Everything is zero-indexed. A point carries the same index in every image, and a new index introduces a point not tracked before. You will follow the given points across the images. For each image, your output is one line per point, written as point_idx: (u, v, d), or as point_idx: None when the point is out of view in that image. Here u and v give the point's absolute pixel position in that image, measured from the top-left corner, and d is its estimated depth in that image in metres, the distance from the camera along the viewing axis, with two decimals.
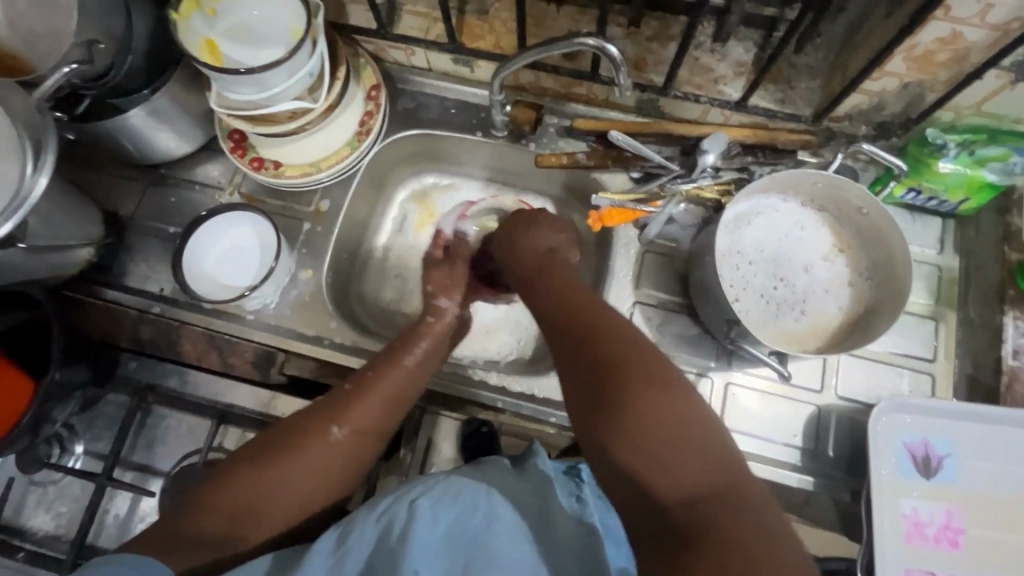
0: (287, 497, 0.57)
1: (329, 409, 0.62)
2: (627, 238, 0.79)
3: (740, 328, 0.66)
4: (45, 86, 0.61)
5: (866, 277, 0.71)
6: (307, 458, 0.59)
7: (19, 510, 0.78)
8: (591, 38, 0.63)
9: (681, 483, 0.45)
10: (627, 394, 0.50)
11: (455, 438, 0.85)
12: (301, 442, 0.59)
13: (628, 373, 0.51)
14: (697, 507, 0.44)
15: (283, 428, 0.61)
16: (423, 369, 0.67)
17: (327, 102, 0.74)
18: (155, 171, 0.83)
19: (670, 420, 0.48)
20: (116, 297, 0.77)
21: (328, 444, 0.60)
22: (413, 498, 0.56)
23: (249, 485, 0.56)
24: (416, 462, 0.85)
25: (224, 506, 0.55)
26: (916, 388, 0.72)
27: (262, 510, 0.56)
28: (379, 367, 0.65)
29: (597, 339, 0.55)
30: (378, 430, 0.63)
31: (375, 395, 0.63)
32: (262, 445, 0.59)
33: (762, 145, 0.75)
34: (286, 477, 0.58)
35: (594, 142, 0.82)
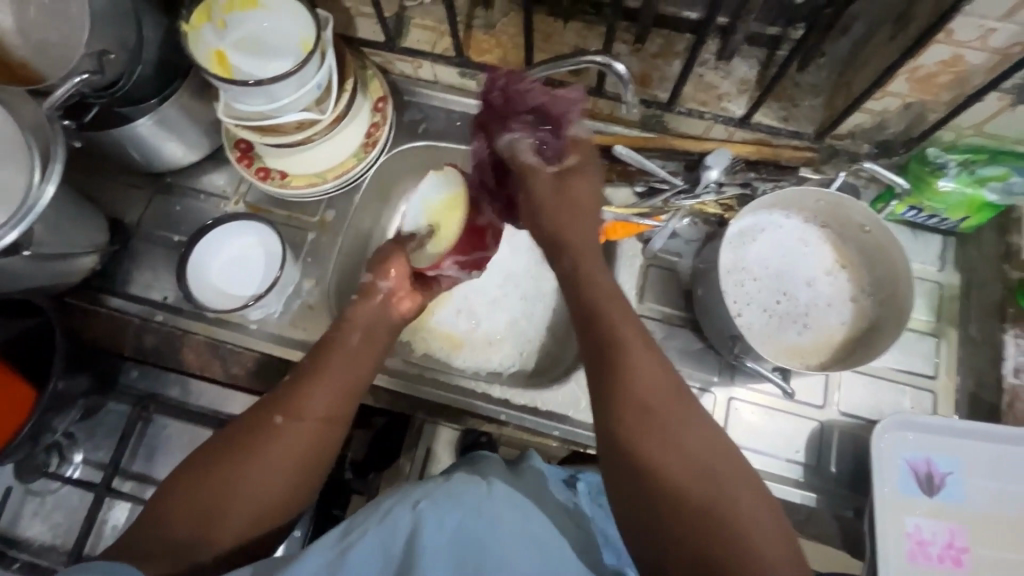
0: (247, 494, 0.54)
1: (275, 401, 0.60)
2: (630, 252, 0.79)
3: (744, 343, 0.66)
4: (55, 96, 0.61)
5: (868, 293, 0.72)
6: (257, 451, 0.56)
7: (16, 519, 0.77)
8: (600, 55, 0.64)
9: (680, 457, 0.47)
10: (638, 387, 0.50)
11: (455, 447, 0.85)
12: (250, 437, 0.57)
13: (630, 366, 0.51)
14: (688, 490, 0.46)
15: (230, 429, 0.59)
16: (364, 351, 0.67)
17: (335, 113, 0.75)
18: (161, 179, 0.83)
19: (665, 409, 0.49)
20: (120, 305, 0.78)
21: (278, 432, 0.58)
22: (414, 501, 0.55)
23: (203, 487, 0.54)
24: (415, 471, 0.85)
25: (181, 514, 0.53)
26: (918, 405, 0.73)
27: (220, 512, 0.53)
28: (321, 355, 0.65)
29: (607, 332, 0.53)
30: (331, 413, 0.61)
31: (319, 380, 0.62)
32: (211, 449, 0.57)
33: (765, 162, 0.76)
34: (239, 474, 0.55)
35: (599, 156, 0.83)
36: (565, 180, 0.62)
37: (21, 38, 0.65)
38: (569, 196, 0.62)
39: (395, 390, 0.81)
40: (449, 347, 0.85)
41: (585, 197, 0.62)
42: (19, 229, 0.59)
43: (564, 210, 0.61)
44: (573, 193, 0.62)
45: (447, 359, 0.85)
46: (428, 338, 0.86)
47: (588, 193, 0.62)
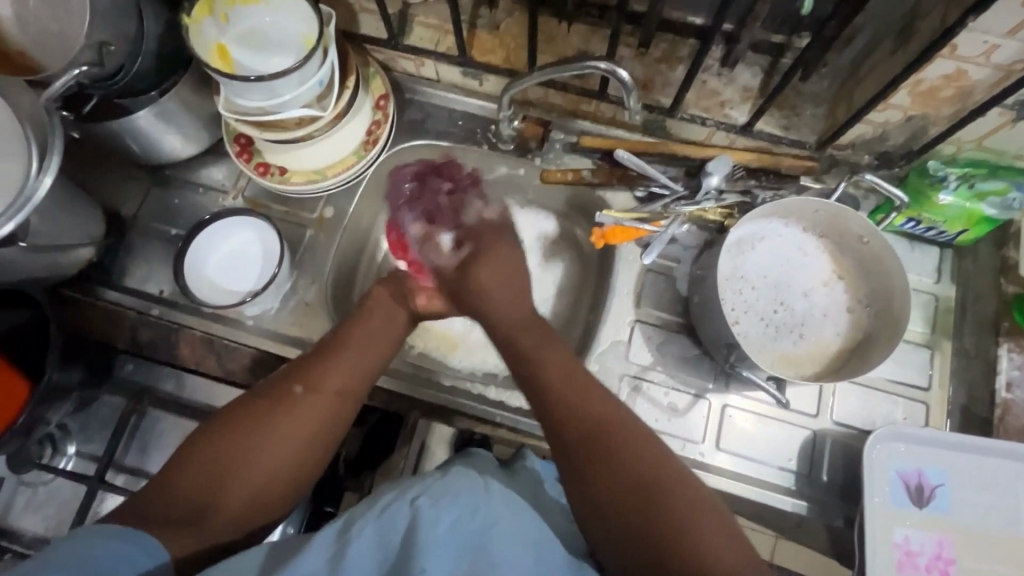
0: (257, 463, 0.55)
1: (293, 375, 0.61)
2: (628, 256, 0.80)
3: (739, 352, 0.66)
4: (54, 87, 0.60)
5: (865, 304, 0.72)
6: (272, 423, 0.57)
7: (7, 511, 0.76)
8: (603, 62, 0.64)
9: (635, 480, 0.53)
10: (590, 427, 0.56)
11: (449, 444, 0.84)
12: (267, 408, 0.58)
13: (590, 403, 0.58)
14: (636, 493, 0.52)
15: (245, 400, 0.60)
16: (387, 332, 0.68)
17: (336, 110, 0.74)
18: (159, 171, 0.83)
19: (610, 435, 0.56)
20: (116, 298, 0.78)
21: (295, 406, 0.59)
22: (413, 497, 0.55)
23: (216, 453, 0.55)
24: (409, 467, 0.83)
25: (195, 479, 0.54)
26: (910, 416, 0.73)
27: (232, 479, 0.54)
28: (341, 333, 0.66)
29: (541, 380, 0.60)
30: (346, 392, 0.62)
31: (338, 358, 0.63)
32: (228, 418, 0.58)
33: (765, 170, 0.76)
34: (253, 443, 0.56)
35: (600, 160, 0.82)
36: (486, 247, 0.70)
37: (20, 27, 0.64)
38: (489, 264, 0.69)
39: (391, 389, 0.81)
40: (445, 348, 0.86)
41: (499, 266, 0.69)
42: (16, 221, 0.59)
43: (501, 274, 0.68)
44: (493, 257, 0.69)
45: (443, 360, 0.85)
46: (426, 336, 0.86)
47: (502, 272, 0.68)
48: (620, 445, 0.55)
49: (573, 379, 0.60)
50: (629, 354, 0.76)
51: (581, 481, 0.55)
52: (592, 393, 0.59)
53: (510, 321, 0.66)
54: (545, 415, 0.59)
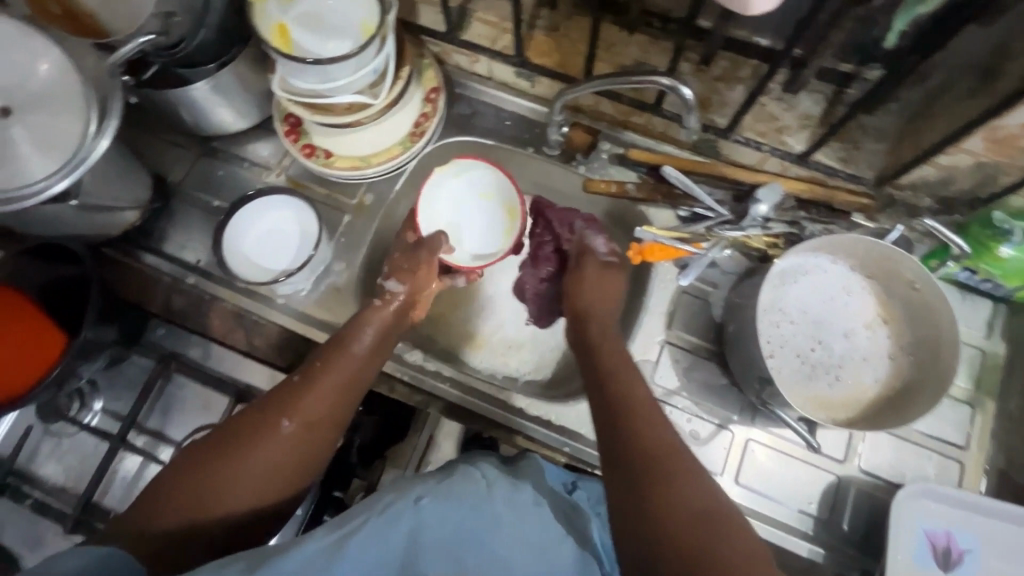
0: (243, 491, 0.56)
1: (280, 400, 0.62)
2: (664, 275, 0.78)
3: (773, 389, 0.64)
4: (120, 53, 0.61)
5: (908, 352, 0.69)
6: (255, 450, 0.58)
7: (30, 459, 0.77)
8: (666, 78, 0.62)
9: (689, 499, 0.51)
10: (650, 463, 0.54)
11: (458, 439, 0.82)
12: (250, 435, 0.58)
13: (652, 434, 0.56)
14: (693, 509, 0.50)
15: (231, 424, 0.60)
16: (372, 358, 0.68)
17: (388, 99, 0.74)
18: (208, 142, 0.84)
19: (669, 451, 0.55)
20: (154, 263, 0.80)
21: (281, 435, 0.59)
22: (417, 496, 0.56)
23: (199, 481, 0.55)
24: (412, 461, 0.80)
25: (175, 505, 0.54)
26: (942, 473, 0.70)
27: (212, 508, 0.54)
28: (325, 357, 0.66)
29: (614, 388, 0.61)
30: (331, 420, 0.63)
31: (325, 387, 0.63)
32: (209, 444, 0.58)
33: (816, 202, 0.73)
34: (238, 471, 0.56)
35: (645, 174, 0.80)
36: (607, 270, 0.74)
37: None
38: (601, 288, 0.73)
39: (415, 382, 0.81)
40: (467, 345, 0.85)
41: (603, 292, 0.73)
42: (69, 179, 0.61)
43: (605, 296, 0.73)
44: (608, 280, 0.74)
45: (464, 357, 0.85)
46: (450, 334, 0.86)
47: (611, 285, 0.74)
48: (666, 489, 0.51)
49: (648, 406, 0.60)
50: (656, 375, 0.75)
51: (630, 492, 0.53)
52: (659, 427, 0.57)
53: (608, 344, 0.68)
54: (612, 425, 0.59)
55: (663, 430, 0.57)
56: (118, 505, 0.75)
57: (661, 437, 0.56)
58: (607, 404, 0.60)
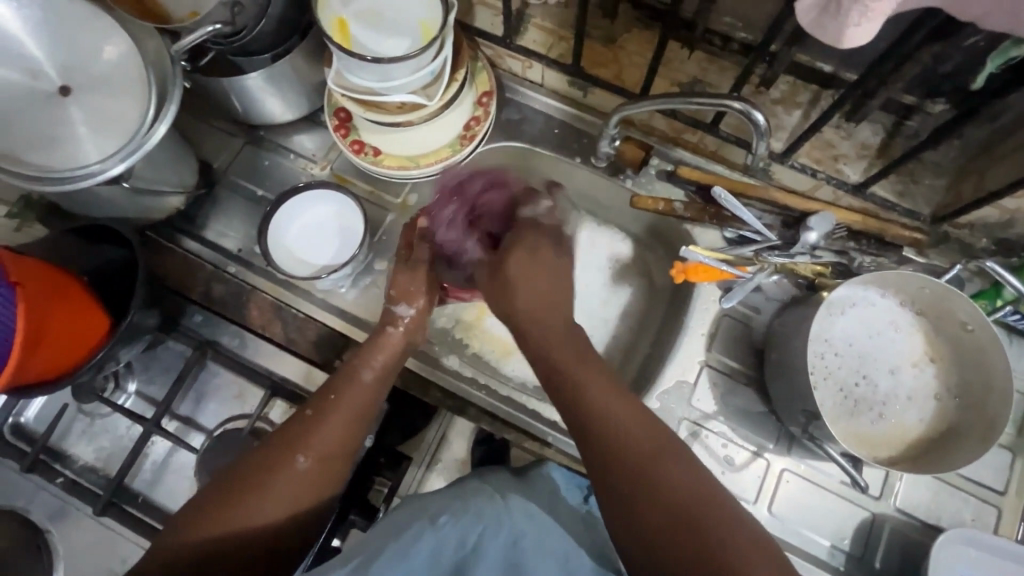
0: (260, 533, 0.56)
1: (289, 438, 0.61)
2: (707, 295, 0.77)
3: (818, 423, 0.63)
4: (185, 42, 0.61)
5: (954, 394, 0.68)
6: (264, 494, 0.57)
7: (62, 436, 0.77)
8: (739, 102, 0.61)
9: (708, 543, 0.48)
10: (659, 516, 0.50)
11: (469, 438, 0.79)
12: (260, 479, 0.58)
13: (652, 473, 0.52)
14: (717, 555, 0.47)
15: (244, 464, 0.59)
16: (381, 386, 0.67)
17: (442, 101, 0.74)
18: (255, 131, 0.84)
19: (679, 487, 0.51)
20: (195, 249, 0.80)
21: (290, 476, 0.59)
22: (436, 516, 0.58)
23: (214, 527, 0.55)
24: (424, 458, 0.79)
25: (189, 558, 0.53)
26: (979, 518, 0.69)
27: (226, 557, 0.54)
28: (335, 390, 0.65)
29: (599, 418, 0.56)
30: (345, 453, 0.63)
31: (336, 419, 0.63)
32: (220, 489, 0.58)
33: (868, 233, 0.73)
34: (253, 512, 0.56)
35: (692, 193, 0.80)
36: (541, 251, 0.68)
37: None
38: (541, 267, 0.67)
39: (451, 390, 0.80)
40: (499, 353, 0.85)
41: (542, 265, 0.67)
42: (125, 164, 0.60)
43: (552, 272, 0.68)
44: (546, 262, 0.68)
45: (497, 364, 0.84)
46: (482, 341, 0.85)
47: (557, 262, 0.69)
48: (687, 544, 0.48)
49: (646, 434, 0.55)
50: (693, 398, 0.74)
51: (639, 538, 0.51)
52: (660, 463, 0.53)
53: (578, 361, 0.61)
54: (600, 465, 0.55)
55: (647, 469, 0.53)
56: (148, 489, 0.75)
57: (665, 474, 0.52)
58: (593, 440, 0.56)
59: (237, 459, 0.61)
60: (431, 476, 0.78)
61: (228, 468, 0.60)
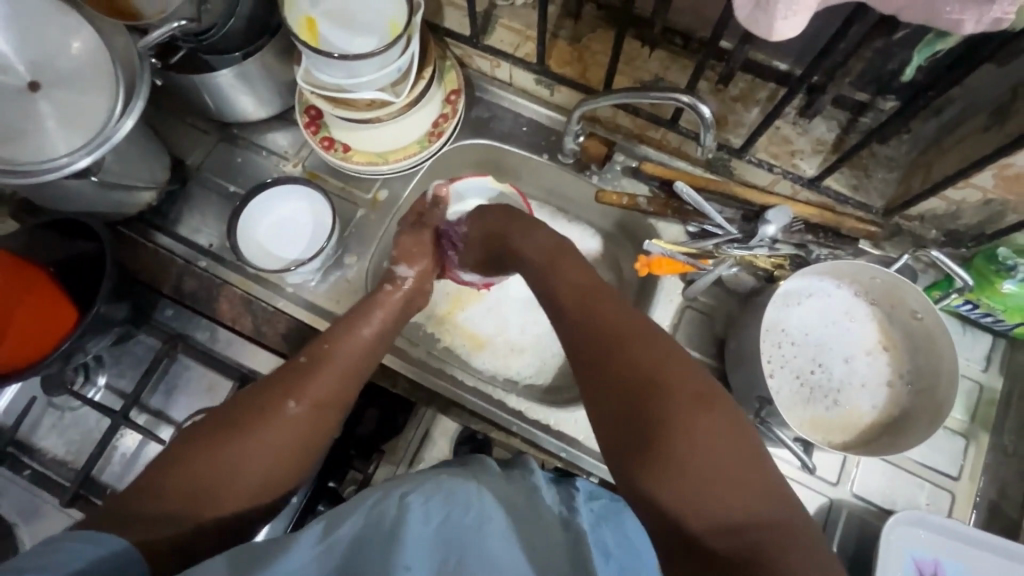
0: (253, 470, 0.58)
1: (286, 383, 0.63)
2: (670, 289, 0.79)
3: (771, 408, 0.65)
4: (153, 37, 0.62)
5: (906, 380, 0.70)
6: (260, 431, 0.60)
7: (31, 430, 0.77)
8: (686, 95, 0.63)
9: (705, 441, 0.49)
10: (650, 415, 0.51)
11: (453, 438, 0.78)
12: (255, 418, 0.60)
13: (663, 395, 0.51)
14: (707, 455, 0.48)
15: (237, 406, 0.62)
16: (377, 344, 0.70)
17: (409, 98, 0.76)
18: (228, 128, 0.85)
19: (677, 388, 0.52)
20: (167, 244, 0.81)
21: (286, 417, 0.61)
22: (403, 493, 0.56)
23: (207, 459, 0.56)
24: (406, 456, 0.77)
25: (184, 486, 0.54)
26: (933, 502, 0.71)
27: (222, 487, 0.56)
28: (332, 341, 0.67)
29: (606, 326, 0.58)
30: (337, 402, 0.65)
31: (330, 370, 0.65)
32: (213, 424, 0.60)
33: (826, 227, 0.74)
34: (246, 449, 0.58)
35: (657, 187, 0.81)
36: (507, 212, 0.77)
37: None
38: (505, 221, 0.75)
39: (414, 379, 0.82)
40: (471, 346, 0.86)
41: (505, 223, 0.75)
42: (91, 158, 0.61)
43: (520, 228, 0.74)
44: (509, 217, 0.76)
45: (468, 357, 0.86)
46: (453, 333, 0.87)
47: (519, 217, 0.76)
48: (689, 476, 0.47)
49: (647, 338, 0.56)
50: None
51: (634, 439, 0.51)
52: (676, 388, 0.52)
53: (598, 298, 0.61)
54: (606, 370, 0.55)
55: (654, 372, 0.53)
56: (116, 481, 0.76)
57: (667, 371, 0.53)
58: (604, 342, 0.57)
59: (230, 397, 0.63)
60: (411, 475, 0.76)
61: (219, 407, 0.62)
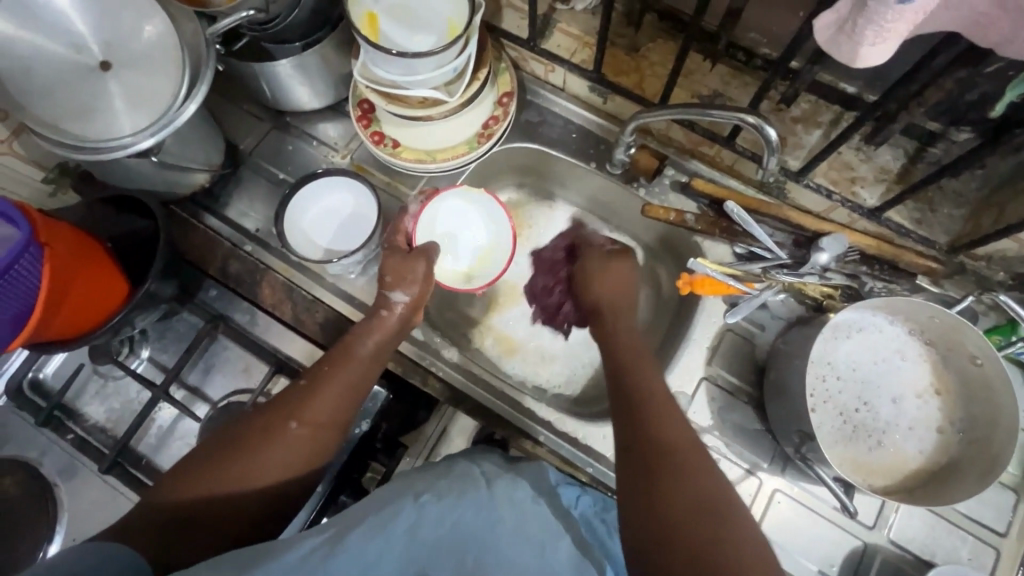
0: (256, 489, 0.58)
1: (287, 405, 0.62)
2: (712, 310, 0.76)
3: (813, 446, 0.62)
4: (220, 25, 0.64)
5: (958, 428, 0.66)
6: (263, 453, 0.59)
7: (76, 395, 0.80)
8: (752, 115, 0.62)
9: (691, 478, 0.52)
10: (646, 447, 0.56)
11: (469, 438, 0.78)
12: (257, 439, 0.60)
13: (661, 436, 0.56)
14: (696, 492, 0.51)
15: (242, 425, 0.61)
16: (375, 364, 0.68)
17: (461, 98, 0.75)
18: (282, 116, 0.87)
19: (669, 430, 0.57)
20: (216, 226, 0.83)
21: (287, 439, 0.60)
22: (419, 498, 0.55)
23: (211, 480, 0.57)
24: (422, 453, 0.77)
25: (187, 504, 0.56)
26: (976, 558, 0.67)
27: (224, 508, 0.56)
28: (332, 363, 0.66)
29: (624, 362, 0.65)
30: (336, 425, 0.64)
31: (329, 391, 0.64)
32: (220, 445, 0.60)
33: (881, 259, 0.71)
34: (248, 469, 0.58)
35: (706, 206, 0.79)
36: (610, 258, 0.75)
37: None
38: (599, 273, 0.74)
39: (444, 378, 0.81)
40: (502, 350, 0.86)
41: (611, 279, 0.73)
42: (156, 138, 0.64)
43: (610, 285, 0.73)
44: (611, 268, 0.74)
45: (498, 361, 0.86)
46: (486, 335, 0.87)
47: (613, 268, 0.75)
48: (685, 507, 0.50)
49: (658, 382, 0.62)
50: (690, 411, 0.74)
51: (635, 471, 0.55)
52: (665, 431, 0.56)
53: (617, 329, 0.69)
54: (621, 403, 0.61)
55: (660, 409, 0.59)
56: (152, 452, 0.78)
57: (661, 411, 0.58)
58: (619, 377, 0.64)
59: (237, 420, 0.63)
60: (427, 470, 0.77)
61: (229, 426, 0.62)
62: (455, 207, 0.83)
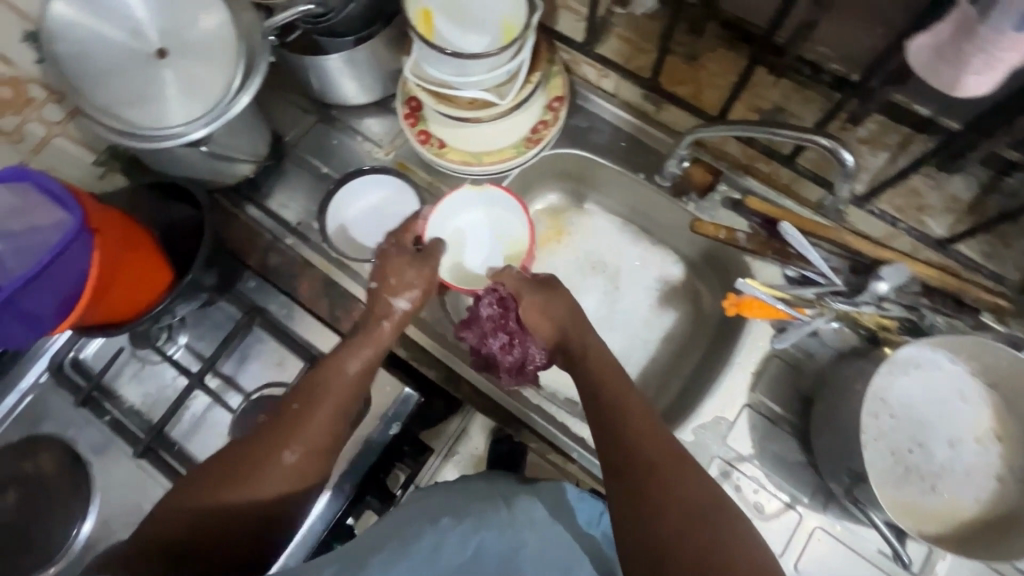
0: (255, 514, 0.55)
1: (277, 427, 0.59)
2: (758, 334, 0.73)
3: (864, 487, 0.59)
4: (277, 19, 0.64)
5: (1018, 477, 0.63)
6: (258, 478, 0.56)
7: (115, 376, 0.81)
8: (826, 138, 0.59)
9: (695, 518, 0.48)
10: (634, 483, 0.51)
11: (487, 435, 0.86)
12: (249, 465, 0.56)
13: (653, 471, 0.51)
14: (704, 532, 0.47)
15: (228, 453, 0.58)
16: (366, 375, 0.65)
17: (513, 101, 0.73)
18: (328, 110, 0.86)
19: (655, 460, 0.52)
20: (258, 217, 0.83)
21: (281, 462, 0.57)
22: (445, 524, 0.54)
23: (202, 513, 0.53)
24: (443, 449, 0.84)
25: (178, 540, 0.52)
26: None
27: (220, 538, 0.53)
28: (319, 380, 0.63)
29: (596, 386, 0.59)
30: (333, 442, 0.61)
31: (321, 407, 0.61)
32: (206, 475, 0.56)
33: (945, 292, 0.67)
34: (245, 496, 0.55)
35: (757, 225, 0.76)
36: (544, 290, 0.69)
37: None
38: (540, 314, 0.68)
39: (476, 386, 0.79)
40: None
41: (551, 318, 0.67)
42: (208, 129, 0.64)
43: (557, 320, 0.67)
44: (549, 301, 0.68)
45: None
46: None
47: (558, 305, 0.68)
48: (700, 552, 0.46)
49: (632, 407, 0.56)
50: (729, 437, 0.72)
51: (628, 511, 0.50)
52: (656, 465, 0.51)
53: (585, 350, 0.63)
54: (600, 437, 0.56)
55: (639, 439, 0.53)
56: (185, 438, 0.79)
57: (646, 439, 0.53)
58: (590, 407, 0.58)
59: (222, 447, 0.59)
60: (447, 465, 0.85)
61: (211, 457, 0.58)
62: (469, 217, 0.82)
